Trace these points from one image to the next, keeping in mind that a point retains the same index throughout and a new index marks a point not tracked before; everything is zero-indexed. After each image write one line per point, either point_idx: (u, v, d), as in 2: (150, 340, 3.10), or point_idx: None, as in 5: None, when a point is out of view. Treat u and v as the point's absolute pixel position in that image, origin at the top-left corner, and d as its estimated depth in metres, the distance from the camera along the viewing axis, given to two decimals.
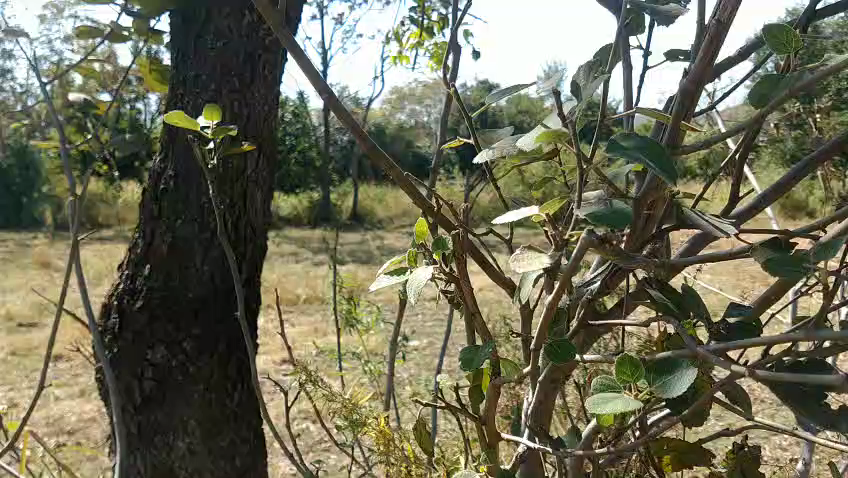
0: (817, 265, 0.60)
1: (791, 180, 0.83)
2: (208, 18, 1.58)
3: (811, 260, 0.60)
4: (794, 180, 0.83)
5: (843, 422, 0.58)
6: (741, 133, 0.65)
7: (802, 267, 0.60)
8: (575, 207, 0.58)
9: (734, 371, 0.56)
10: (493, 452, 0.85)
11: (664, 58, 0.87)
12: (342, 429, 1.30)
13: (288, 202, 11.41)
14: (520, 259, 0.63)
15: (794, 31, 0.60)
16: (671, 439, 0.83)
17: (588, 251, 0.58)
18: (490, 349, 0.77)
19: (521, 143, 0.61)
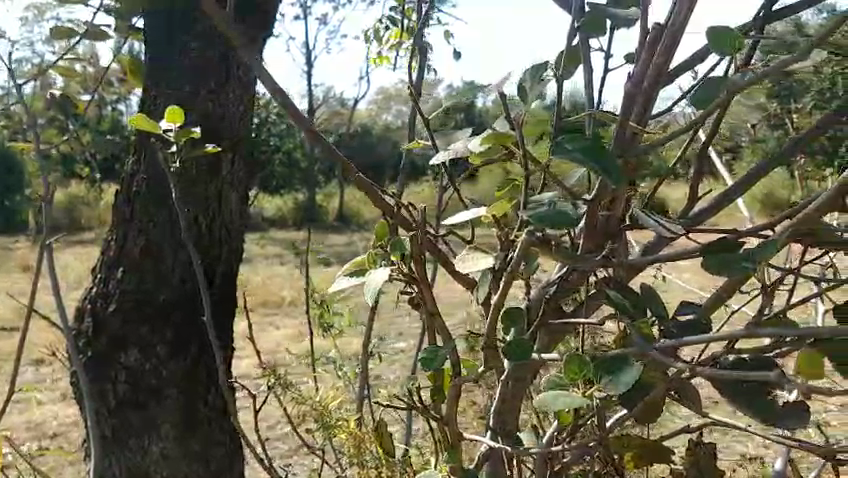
0: (757, 264, 0.61)
1: (753, 172, 0.84)
2: (188, 18, 1.57)
3: (750, 259, 0.61)
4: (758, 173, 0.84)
5: (785, 419, 0.59)
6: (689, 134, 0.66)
7: (743, 266, 0.62)
8: (521, 207, 0.61)
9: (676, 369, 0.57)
10: (455, 453, 0.84)
11: (627, 61, 0.88)
12: (312, 431, 1.29)
13: (273, 204, 11.38)
14: (466, 258, 0.66)
15: (735, 33, 0.62)
16: (630, 437, 0.84)
17: (530, 250, 0.61)
18: (450, 349, 0.77)
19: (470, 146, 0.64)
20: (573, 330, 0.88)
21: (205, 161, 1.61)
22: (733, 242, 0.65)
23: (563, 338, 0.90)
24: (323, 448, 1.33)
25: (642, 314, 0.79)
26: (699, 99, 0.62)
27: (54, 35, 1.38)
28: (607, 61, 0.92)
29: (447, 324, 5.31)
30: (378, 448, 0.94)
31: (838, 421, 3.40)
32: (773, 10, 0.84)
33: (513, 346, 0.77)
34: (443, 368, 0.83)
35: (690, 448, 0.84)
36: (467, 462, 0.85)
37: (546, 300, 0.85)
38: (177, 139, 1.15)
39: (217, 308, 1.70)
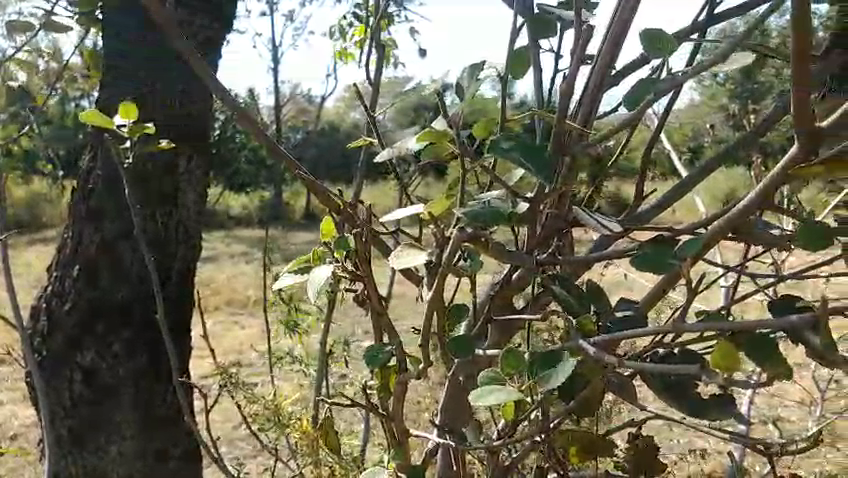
0: (682, 262, 0.64)
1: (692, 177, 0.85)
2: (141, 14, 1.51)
3: (676, 256, 0.64)
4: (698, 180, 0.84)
5: (714, 410, 0.62)
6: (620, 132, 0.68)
7: (668, 264, 0.64)
8: (457, 205, 0.62)
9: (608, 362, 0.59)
10: (403, 450, 0.85)
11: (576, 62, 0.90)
12: (265, 430, 1.29)
13: (240, 202, 11.29)
14: (400, 254, 0.66)
15: (668, 36, 0.63)
16: (573, 432, 0.86)
17: (460, 247, 0.63)
18: (394, 347, 0.78)
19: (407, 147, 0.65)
20: (520, 327, 0.90)
21: (161, 159, 1.60)
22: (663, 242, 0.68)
23: (511, 337, 0.92)
24: (276, 446, 1.34)
25: (586, 311, 0.81)
26: (629, 100, 0.64)
27: (10, 29, 1.35)
28: (557, 60, 0.94)
29: (411, 323, 5.33)
30: (323, 446, 0.94)
31: (792, 417, 3.47)
32: (715, 12, 0.87)
33: (459, 343, 0.76)
34: (389, 366, 0.83)
35: (638, 448, 0.87)
36: (413, 459, 0.86)
37: (493, 299, 0.86)
38: (129, 135, 1.14)
39: (174, 307, 1.68)
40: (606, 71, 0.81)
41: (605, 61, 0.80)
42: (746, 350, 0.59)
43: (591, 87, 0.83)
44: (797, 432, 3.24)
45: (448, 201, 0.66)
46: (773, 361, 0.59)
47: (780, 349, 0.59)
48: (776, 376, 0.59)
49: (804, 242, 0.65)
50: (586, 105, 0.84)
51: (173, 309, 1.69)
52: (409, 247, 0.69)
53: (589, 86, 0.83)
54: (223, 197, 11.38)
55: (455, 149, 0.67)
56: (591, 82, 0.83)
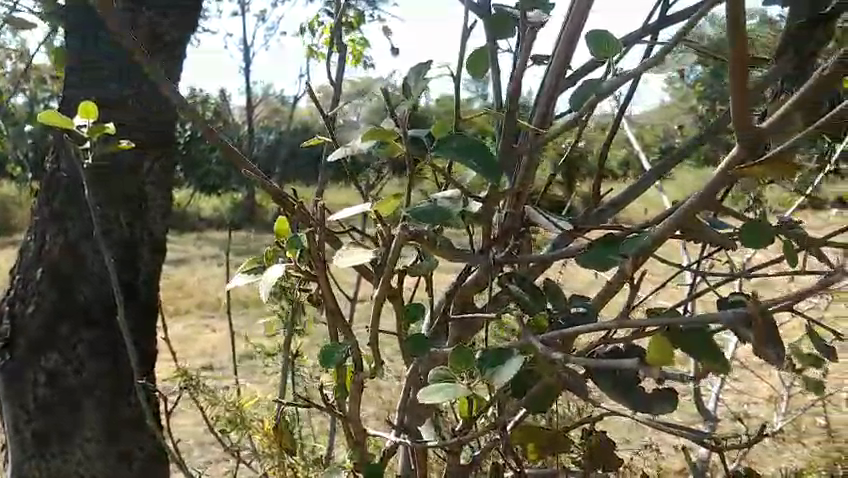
0: (623, 258, 0.68)
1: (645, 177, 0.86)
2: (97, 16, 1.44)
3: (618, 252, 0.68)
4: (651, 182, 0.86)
5: (656, 405, 0.63)
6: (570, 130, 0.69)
7: (610, 260, 0.68)
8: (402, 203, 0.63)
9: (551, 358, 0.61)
10: (360, 450, 0.85)
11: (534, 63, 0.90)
12: (227, 432, 1.29)
13: (211, 204, 11.19)
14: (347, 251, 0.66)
15: (611, 37, 0.66)
16: (530, 429, 0.87)
17: (404, 245, 0.63)
18: (349, 346, 0.77)
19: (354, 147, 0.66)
20: (478, 326, 0.90)
21: (123, 160, 1.55)
22: (604, 246, 0.70)
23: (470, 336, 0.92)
24: (239, 448, 1.33)
25: (542, 308, 0.81)
26: (575, 100, 0.70)
27: None
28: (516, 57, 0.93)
29: None
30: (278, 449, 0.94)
31: (759, 414, 3.51)
32: (667, 14, 0.88)
33: (416, 343, 0.77)
34: (344, 365, 0.83)
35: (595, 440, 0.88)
36: (370, 457, 0.86)
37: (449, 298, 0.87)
38: (88, 135, 1.13)
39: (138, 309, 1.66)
40: (562, 71, 0.82)
41: (560, 61, 0.81)
42: (684, 346, 0.59)
43: (548, 86, 0.84)
44: (763, 429, 3.28)
45: (397, 200, 0.67)
46: (713, 355, 0.59)
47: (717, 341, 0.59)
48: (715, 368, 0.59)
49: (747, 241, 0.68)
50: (542, 107, 0.84)
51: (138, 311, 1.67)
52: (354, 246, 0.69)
53: (546, 87, 0.84)
54: (195, 198, 11.28)
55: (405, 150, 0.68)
56: (547, 82, 0.84)
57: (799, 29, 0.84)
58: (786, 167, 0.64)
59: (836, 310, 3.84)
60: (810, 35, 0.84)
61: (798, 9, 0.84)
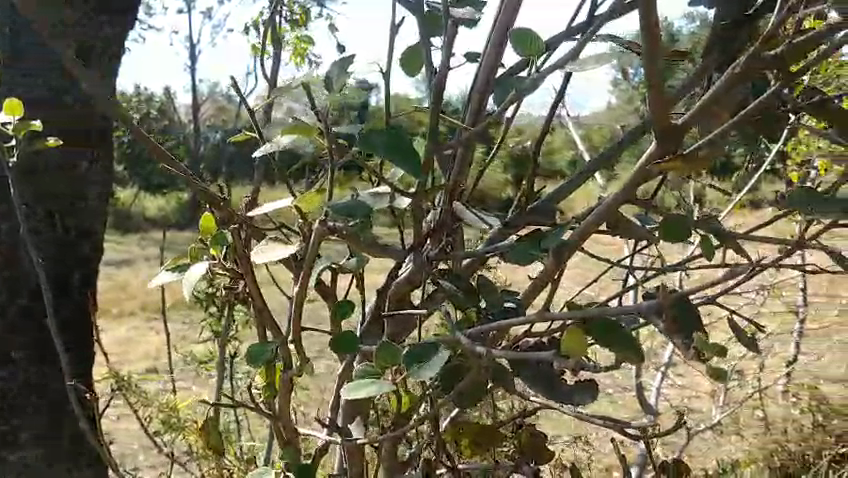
0: (544, 251, 0.70)
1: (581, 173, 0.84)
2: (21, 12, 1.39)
3: (539, 246, 0.70)
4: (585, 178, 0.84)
5: (577, 397, 0.66)
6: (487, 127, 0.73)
7: (532, 253, 0.70)
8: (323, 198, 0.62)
9: (476, 352, 0.62)
10: (291, 449, 0.84)
11: (469, 61, 0.90)
12: (161, 434, 1.27)
13: (156, 203, 10.98)
14: (268, 248, 0.65)
15: (534, 35, 0.67)
16: (464, 423, 0.87)
17: (322, 242, 0.63)
18: (278, 344, 0.76)
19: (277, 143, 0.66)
20: (411, 322, 0.90)
21: (53, 157, 1.42)
22: (525, 245, 0.71)
23: (405, 333, 0.91)
24: (175, 450, 1.31)
25: (473, 304, 0.82)
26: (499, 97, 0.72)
27: None
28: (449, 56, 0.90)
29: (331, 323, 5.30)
30: (209, 450, 0.92)
31: (700, 406, 3.59)
32: (595, 14, 0.88)
33: (343, 340, 0.76)
34: (275, 364, 0.82)
35: (529, 432, 0.89)
36: (302, 456, 0.85)
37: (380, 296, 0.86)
38: (13, 132, 1.09)
39: (70, 323, 1.49)
40: (493, 69, 0.82)
41: (491, 59, 0.81)
42: (602, 338, 0.60)
43: (479, 84, 0.84)
44: (703, 423, 3.36)
45: (319, 196, 0.66)
46: (631, 346, 0.60)
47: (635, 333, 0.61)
48: (632, 360, 0.60)
49: (664, 235, 0.70)
50: (474, 106, 0.85)
51: (70, 325, 1.49)
52: (275, 242, 0.68)
53: (477, 85, 0.84)
54: (139, 198, 11.06)
55: (321, 140, 0.68)
56: (479, 80, 0.83)
57: (722, 31, 0.85)
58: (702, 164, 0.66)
59: (773, 306, 3.95)
60: (733, 36, 0.85)
61: (725, 11, 0.85)
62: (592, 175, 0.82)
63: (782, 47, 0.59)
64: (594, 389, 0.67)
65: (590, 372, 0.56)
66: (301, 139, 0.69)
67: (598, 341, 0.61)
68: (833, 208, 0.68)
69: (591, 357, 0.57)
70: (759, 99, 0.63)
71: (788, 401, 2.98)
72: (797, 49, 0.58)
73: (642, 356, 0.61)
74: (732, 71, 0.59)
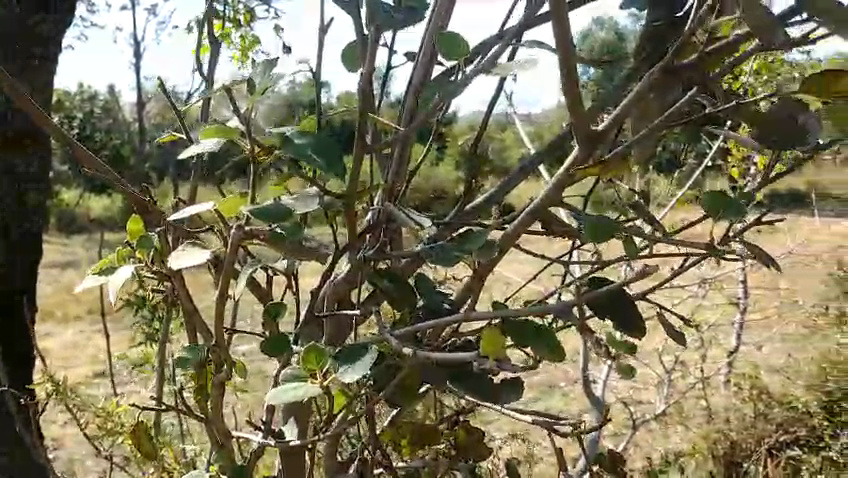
0: (468, 252, 0.70)
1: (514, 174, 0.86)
2: None
3: (463, 246, 0.70)
4: (518, 178, 0.85)
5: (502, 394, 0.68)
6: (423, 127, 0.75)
7: (457, 254, 0.71)
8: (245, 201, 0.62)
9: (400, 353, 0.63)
10: (226, 452, 0.83)
11: (406, 59, 0.89)
12: (99, 438, 1.25)
13: (101, 203, 10.72)
14: (188, 252, 0.64)
15: (461, 40, 0.67)
16: (404, 422, 0.87)
17: (244, 245, 0.62)
18: (207, 348, 0.75)
19: (200, 145, 0.65)
20: (346, 323, 0.90)
21: None
22: (451, 247, 0.71)
23: (341, 334, 0.91)
24: (113, 455, 1.29)
25: (408, 305, 0.83)
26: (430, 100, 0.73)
27: None
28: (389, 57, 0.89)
29: None
30: (142, 455, 0.91)
31: (646, 398, 3.65)
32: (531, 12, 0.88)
33: (272, 342, 0.75)
34: (206, 367, 0.81)
35: (466, 430, 0.89)
36: (237, 459, 0.84)
37: (314, 297, 0.85)
38: None
39: None
40: (428, 70, 0.83)
41: (427, 59, 0.83)
42: (521, 339, 0.61)
43: (413, 86, 0.84)
44: (648, 414, 3.43)
45: (240, 202, 0.65)
46: (551, 347, 0.61)
47: (554, 333, 0.62)
48: (553, 360, 0.61)
49: (592, 235, 0.71)
50: (412, 103, 0.83)
51: None
52: (196, 245, 0.67)
53: (411, 85, 0.84)
54: (85, 200, 10.80)
55: (246, 142, 0.67)
56: (413, 80, 0.84)
57: (653, 33, 0.86)
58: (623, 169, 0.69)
59: (716, 299, 4.06)
60: (662, 37, 0.85)
61: (655, 15, 0.86)
62: (528, 174, 0.84)
63: (698, 52, 0.63)
64: (518, 387, 0.71)
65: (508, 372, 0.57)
66: (224, 143, 0.67)
67: (517, 342, 0.62)
68: (735, 212, 0.71)
69: (509, 357, 0.58)
70: (681, 101, 0.65)
71: (729, 391, 3.06)
72: (712, 53, 0.62)
73: (561, 355, 0.63)
74: (651, 77, 0.62)
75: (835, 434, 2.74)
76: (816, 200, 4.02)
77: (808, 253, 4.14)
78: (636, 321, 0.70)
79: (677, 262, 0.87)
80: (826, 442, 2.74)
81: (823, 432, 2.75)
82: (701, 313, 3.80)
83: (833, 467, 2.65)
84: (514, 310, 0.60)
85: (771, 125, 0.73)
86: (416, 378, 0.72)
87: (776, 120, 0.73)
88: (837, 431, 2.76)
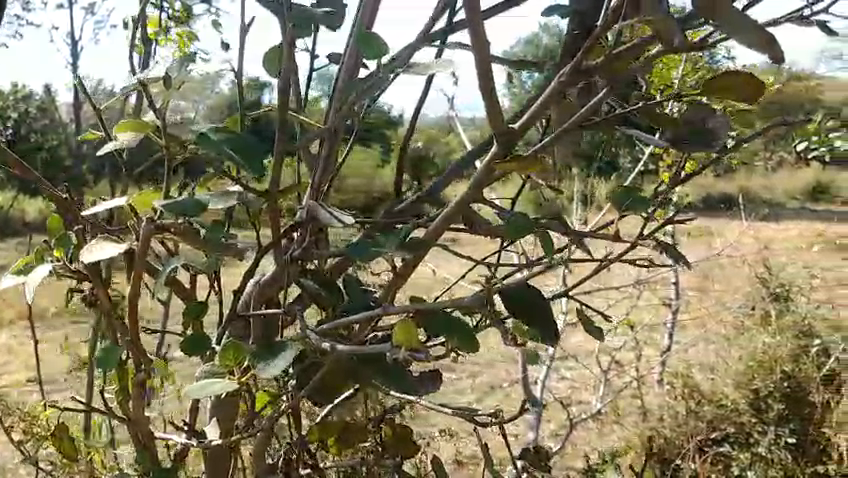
0: (384, 249, 0.71)
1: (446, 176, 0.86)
2: None
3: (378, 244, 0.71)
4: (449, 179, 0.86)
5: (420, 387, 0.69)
6: (340, 126, 0.76)
7: (374, 250, 0.72)
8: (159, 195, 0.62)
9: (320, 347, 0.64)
10: (149, 453, 0.82)
11: (332, 61, 0.89)
12: (25, 444, 1.22)
13: (35, 206, 10.41)
14: (100, 248, 0.64)
15: (379, 38, 0.68)
16: (330, 424, 0.86)
17: (156, 239, 0.62)
18: (126, 347, 0.74)
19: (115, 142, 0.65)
20: (272, 322, 0.89)
21: None
22: (372, 243, 0.72)
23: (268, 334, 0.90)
24: (38, 460, 1.26)
25: (334, 303, 0.83)
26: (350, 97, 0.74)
27: None
28: (312, 60, 0.90)
29: None
30: (63, 457, 0.89)
31: (585, 398, 3.73)
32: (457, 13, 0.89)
33: (193, 340, 0.74)
34: (127, 366, 0.80)
35: (392, 429, 0.90)
36: (162, 460, 0.83)
37: (238, 297, 0.85)
38: None
39: None
40: (354, 69, 0.83)
41: (353, 60, 0.83)
42: (437, 329, 0.63)
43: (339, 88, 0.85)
44: (587, 412, 3.50)
45: (155, 197, 0.65)
46: (466, 339, 0.63)
47: (466, 323, 0.64)
48: (466, 351, 0.63)
49: (509, 231, 0.74)
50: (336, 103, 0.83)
51: None
52: (108, 241, 0.66)
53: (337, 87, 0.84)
54: (19, 202, 10.48)
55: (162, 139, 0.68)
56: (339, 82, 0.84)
57: (575, 40, 0.88)
58: (536, 167, 0.71)
59: (652, 299, 4.16)
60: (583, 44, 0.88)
61: (576, 24, 0.89)
62: (451, 177, 0.85)
63: (604, 55, 0.64)
64: (436, 380, 0.73)
65: (428, 357, 0.58)
66: (139, 138, 0.67)
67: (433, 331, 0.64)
68: (642, 204, 0.74)
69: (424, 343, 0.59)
70: (590, 105, 0.68)
71: (664, 390, 3.14)
72: (617, 57, 0.64)
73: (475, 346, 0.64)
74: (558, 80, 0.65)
75: (762, 431, 2.84)
76: (744, 205, 4.17)
77: (738, 254, 4.29)
78: (551, 326, 0.72)
79: (598, 263, 0.89)
80: (755, 439, 2.84)
81: (752, 429, 2.86)
82: (638, 314, 3.89)
83: (762, 464, 2.76)
84: (427, 301, 0.62)
85: (681, 127, 0.77)
86: (339, 377, 0.72)
87: (687, 123, 0.77)
88: (765, 428, 2.86)
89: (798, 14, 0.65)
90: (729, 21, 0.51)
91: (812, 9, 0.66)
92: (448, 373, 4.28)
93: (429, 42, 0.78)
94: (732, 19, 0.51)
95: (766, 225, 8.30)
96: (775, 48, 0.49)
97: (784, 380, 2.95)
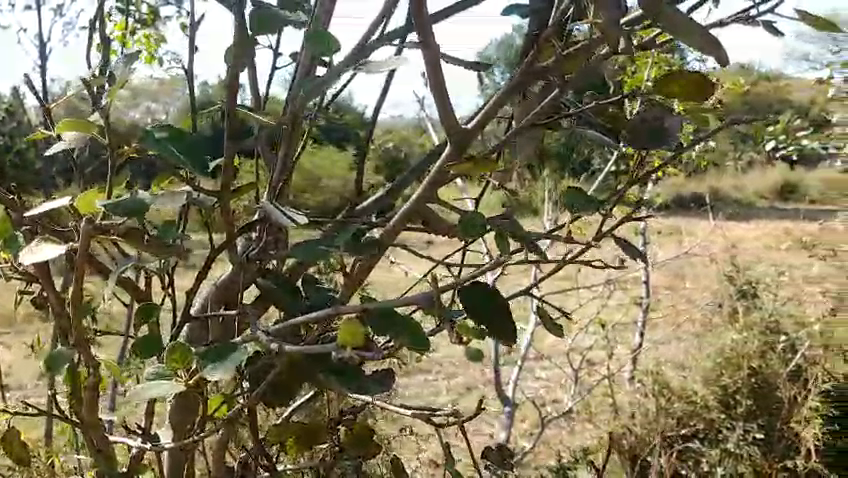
0: (334, 249, 0.70)
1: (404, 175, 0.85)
2: None
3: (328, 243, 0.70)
4: (408, 177, 0.85)
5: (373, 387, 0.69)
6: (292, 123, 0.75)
7: (321, 250, 0.71)
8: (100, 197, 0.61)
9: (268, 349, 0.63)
10: (102, 457, 0.80)
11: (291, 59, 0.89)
12: None
13: None
14: (41, 249, 0.62)
15: (330, 33, 0.68)
16: (288, 426, 0.85)
17: (96, 240, 0.61)
18: (75, 350, 0.72)
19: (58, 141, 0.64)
20: (229, 324, 0.88)
21: None
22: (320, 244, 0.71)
23: (227, 335, 0.89)
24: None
25: (291, 305, 0.82)
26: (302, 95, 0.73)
27: None
28: (271, 59, 0.89)
29: None
30: (16, 462, 0.87)
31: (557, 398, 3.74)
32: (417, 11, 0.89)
33: (145, 342, 0.73)
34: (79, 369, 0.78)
35: (350, 431, 0.89)
36: (117, 464, 0.81)
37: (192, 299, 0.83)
38: None
39: None
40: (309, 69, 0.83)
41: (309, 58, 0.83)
42: (381, 329, 0.62)
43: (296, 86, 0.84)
44: (559, 411, 3.51)
45: (98, 198, 0.64)
46: (412, 337, 0.63)
47: (415, 322, 0.64)
48: (414, 349, 0.63)
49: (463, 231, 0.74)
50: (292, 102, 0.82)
51: None
52: (50, 243, 0.65)
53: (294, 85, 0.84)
54: None
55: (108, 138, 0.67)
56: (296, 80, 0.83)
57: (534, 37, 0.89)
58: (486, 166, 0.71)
59: (624, 298, 4.19)
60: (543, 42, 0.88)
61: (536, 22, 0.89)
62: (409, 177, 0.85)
63: (555, 54, 0.64)
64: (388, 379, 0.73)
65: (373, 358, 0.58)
66: (84, 138, 0.66)
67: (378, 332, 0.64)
68: (591, 207, 0.75)
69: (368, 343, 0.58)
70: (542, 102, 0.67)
71: (635, 388, 3.16)
72: (568, 57, 0.64)
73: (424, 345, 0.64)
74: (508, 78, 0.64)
75: (731, 427, 2.87)
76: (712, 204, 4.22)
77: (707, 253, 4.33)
78: (511, 325, 0.72)
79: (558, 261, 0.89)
80: (724, 434, 2.86)
81: (720, 424, 2.88)
82: (610, 313, 3.91)
83: (730, 459, 2.75)
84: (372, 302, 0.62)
85: (638, 128, 0.77)
86: (292, 378, 0.72)
87: (643, 121, 0.77)
88: (733, 423, 2.89)
89: (743, 15, 0.65)
90: (677, 28, 0.51)
91: (758, 9, 0.66)
92: (422, 375, 4.27)
93: (387, 41, 0.78)
94: (680, 24, 0.51)
95: (736, 224, 8.39)
96: (720, 51, 0.50)
97: (752, 376, 2.98)
